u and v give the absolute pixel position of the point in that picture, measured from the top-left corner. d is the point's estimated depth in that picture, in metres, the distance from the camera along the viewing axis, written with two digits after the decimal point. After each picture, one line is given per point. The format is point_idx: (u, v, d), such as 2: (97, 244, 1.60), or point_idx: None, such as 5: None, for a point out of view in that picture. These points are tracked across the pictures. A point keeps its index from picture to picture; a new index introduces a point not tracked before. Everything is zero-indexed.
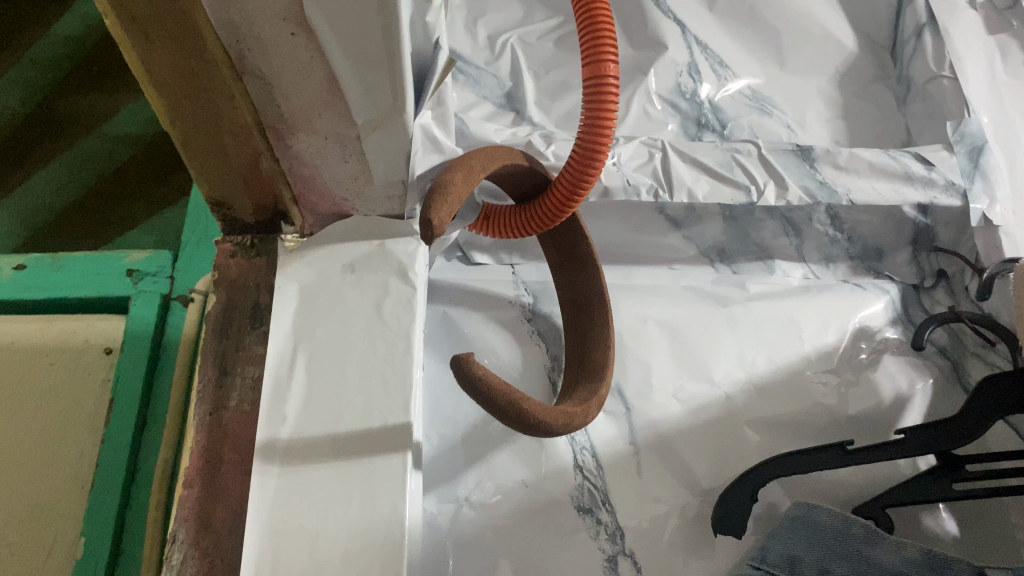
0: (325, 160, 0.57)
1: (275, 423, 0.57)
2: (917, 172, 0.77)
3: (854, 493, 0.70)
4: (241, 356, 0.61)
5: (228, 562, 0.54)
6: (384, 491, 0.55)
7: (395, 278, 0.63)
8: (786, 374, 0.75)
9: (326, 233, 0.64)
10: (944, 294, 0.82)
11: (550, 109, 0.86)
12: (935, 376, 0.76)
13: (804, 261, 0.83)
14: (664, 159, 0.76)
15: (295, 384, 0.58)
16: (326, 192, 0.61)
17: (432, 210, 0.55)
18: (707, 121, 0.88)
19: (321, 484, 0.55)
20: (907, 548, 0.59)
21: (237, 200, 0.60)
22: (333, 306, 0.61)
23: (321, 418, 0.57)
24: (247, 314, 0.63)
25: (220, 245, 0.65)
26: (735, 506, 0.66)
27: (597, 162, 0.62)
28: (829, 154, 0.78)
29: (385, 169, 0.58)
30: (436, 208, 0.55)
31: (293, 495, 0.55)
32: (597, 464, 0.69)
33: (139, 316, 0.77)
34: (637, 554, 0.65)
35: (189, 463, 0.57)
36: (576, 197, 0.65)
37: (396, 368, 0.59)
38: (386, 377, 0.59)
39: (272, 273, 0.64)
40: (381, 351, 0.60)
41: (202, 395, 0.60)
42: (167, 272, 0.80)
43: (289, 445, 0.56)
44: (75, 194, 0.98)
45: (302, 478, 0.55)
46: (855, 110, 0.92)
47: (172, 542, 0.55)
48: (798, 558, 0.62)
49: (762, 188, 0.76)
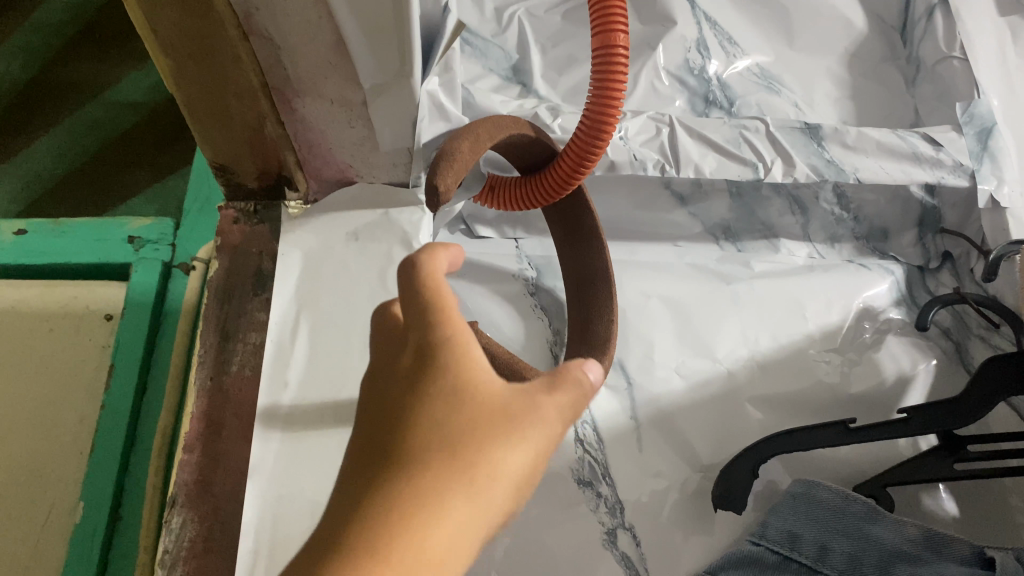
0: (331, 125, 0.57)
1: (277, 388, 0.56)
2: (925, 153, 0.77)
3: (855, 471, 0.70)
4: (243, 323, 0.61)
5: (228, 526, 0.54)
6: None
7: (399, 247, 0.63)
8: (789, 353, 0.75)
9: (330, 200, 0.63)
10: (949, 277, 0.82)
11: (557, 83, 0.86)
12: (938, 358, 0.75)
13: (810, 240, 0.83)
14: (671, 134, 0.76)
15: (298, 350, 0.58)
16: (330, 158, 0.60)
17: (438, 174, 0.55)
18: (715, 98, 0.87)
19: (322, 450, 0.55)
20: (907, 526, 0.60)
21: (241, 164, 0.60)
22: (337, 275, 0.61)
23: (323, 385, 0.57)
24: (250, 281, 0.63)
25: (223, 211, 0.64)
26: (736, 481, 0.65)
27: (605, 134, 0.61)
28: (837, 133, 0.78)
29: (391, 136, 0.57)
30: (443, 172, 0.55)
31: (294, 460, 0.54)
32: (598, 438, 0.69)
33: (140, 282, 0.77)
34: (637, 528, 0.66)
35: (190, 427, 0.57)
36: (583, 169, 0.64)
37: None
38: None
39: (274, 240, 0.64)
40: None
41: (204, 359, 0.59)
42: (169, 239, 0.80)
43: (291, 411, 0.56)
44: (79, 161, 0.98)
45: (303, 445, 0.55)
46: (863, 91, 0.91)
47: (172, 505, 0.55)
48: (799, 535, 0.62)
49: (770, 165, 0.75)
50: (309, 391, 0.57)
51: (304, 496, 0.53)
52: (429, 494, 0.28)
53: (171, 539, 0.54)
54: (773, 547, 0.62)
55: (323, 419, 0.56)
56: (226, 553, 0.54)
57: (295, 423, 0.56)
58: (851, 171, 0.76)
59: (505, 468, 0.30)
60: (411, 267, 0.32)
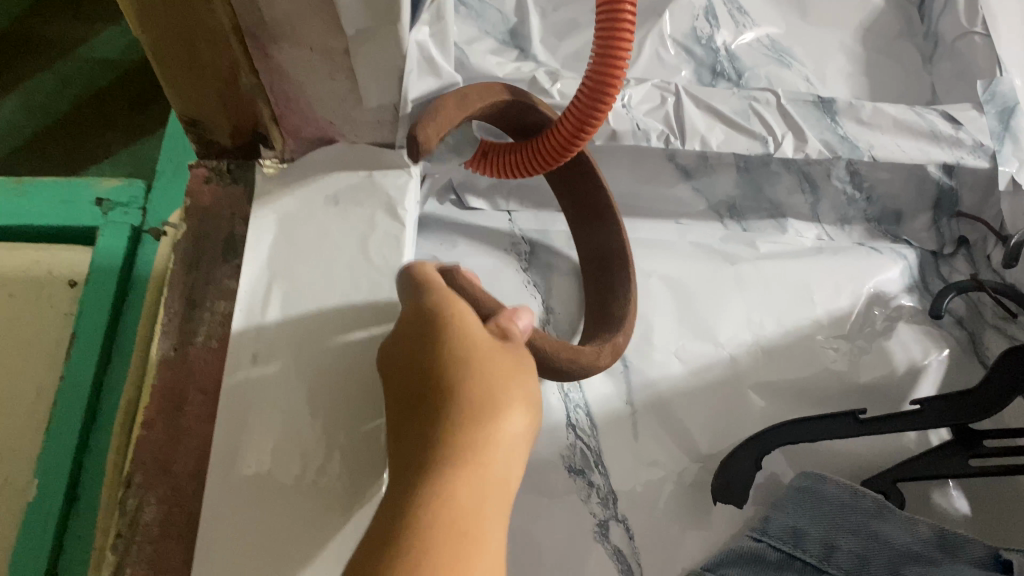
0: (310, 76, 0.52)
1: (241, 364, 0.52)
2: (944, 132, 0.72)
3: (863, 465, 0.66)
4: (211, 290, 0.57)
5: (189, 511, 0.50)
6: (360, 443, 0.50)
7: (383, 213, 0.58)
8: (796, 341, 0.70)
9: (312, 159, 0.59)
10: (963, 263, 0.78)
11: (557, 49, 0.81)
12: (950, 348, 0.71)
13: (818, 221, 0.78)
14: (677, 105, 0.71)
15: (269, 322, 0.53)
16: (310, 113, 0.55)
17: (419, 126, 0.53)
18: (723, 69, 0.82)
19: (288, 435, 0.50)
20: (918, 525, 0.57)
21: (213, 118, 0.55)
22: (314, 240, 0.56)
23: (296, 360, 0.52)
24: (220, 246, 0.58)
25: (193, 169, 0.60)
26: (738, 470, 0.62)
27: (610, 94, 0.56)
28: (852, 108, 0.73)
29: (378, 89, 0.52)
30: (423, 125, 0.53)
31: (257, 447, 0.49)
32: (592, 424, 0.65)
33: (108, 247, 0.72)
34: (631, 520, 0.61)
35: (150, 402, 0.53)
36: (581, 137, 0.60)
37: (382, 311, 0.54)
38: (370, 316, 0.54)
39: (248, 203, 0.59)
40: (364, 293, 0.55)
41: (168, 329, 0.55)
42: (140, 203, 0.75)
43: (259, 394, 0.51)
44: (50, 119, 0.93)
45: (270, 426, 0.50)
46: (878, 67, 0.87)
47: (128, 486, 0.50)
48: (803, 532, 0.58)
49: (780, 140, 0.71)
50: (279, 364, 0.52)
51: (268, 480, 0.49)
52: (478, 388, 0.39)
53: (125, 523, 0.49)
54: (777, 545, 0.58)
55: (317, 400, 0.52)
56: (186, 539, 0.49)
57: (266, 398, 0.51)
58: (866, 148, 0.72)
59: (519, 389, 0.40)
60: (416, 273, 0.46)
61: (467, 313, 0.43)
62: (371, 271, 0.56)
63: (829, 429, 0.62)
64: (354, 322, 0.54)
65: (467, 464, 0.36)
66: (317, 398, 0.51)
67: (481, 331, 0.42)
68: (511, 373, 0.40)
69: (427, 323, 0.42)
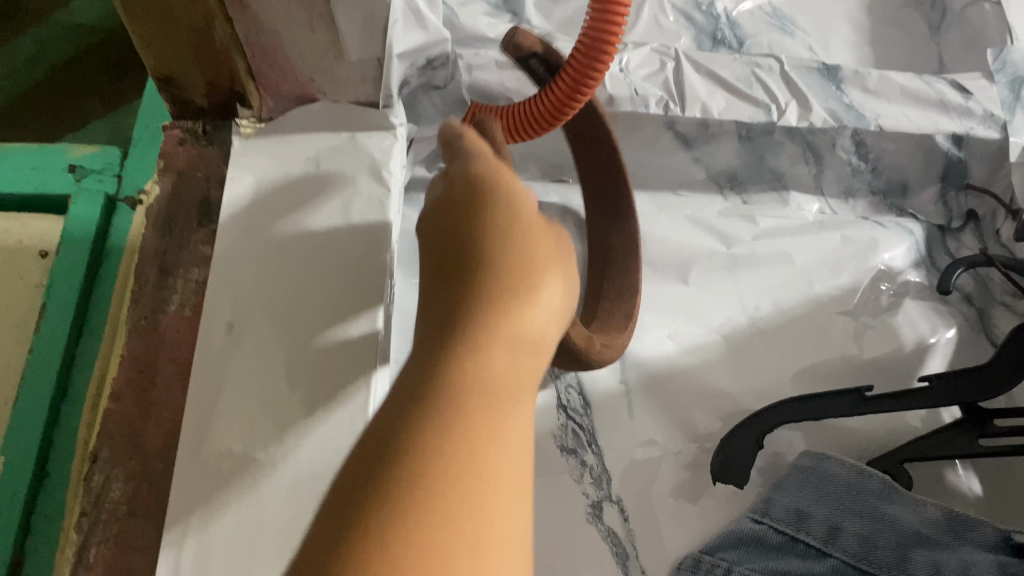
0: (288, 28, 0.48)
1: (219, 314, 0.49)
2: (953, 102, 0.71)
3: (870, 446, 0.63)
4: (185, 257, 0.54)
5: (158, 488, 0.47)
6: (340, 410, 0.47)
7: (366, 176, 0.55)
8: (799, 317, 0.68)
9: (290, 120, 0.55)
10: (972, 238, 0.75)
11: (551, 15, 0.78)
12: (958, 325, 0.69)
13: (821, 194, 0.76)
14: (676, 70, 0.68)
15: (248, 272, 0.51)
16: (288, 70, 0.52)
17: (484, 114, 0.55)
18: (723, 37, 0.79)
19: (267, 379, 0.48)
20: (925, 507, 0.55)
21: (188, 76, 0.52)
22: (291, 203, 0.53)
23: (275, 311, 0.50)
24: (195, 210, 0.55)
25: (167, 130, 0.56)
26: (738, 451, 0.59)
27: (607, 54, 0.54)
28: (858, 76, 0.71)
29: (361, 43, 0.49)
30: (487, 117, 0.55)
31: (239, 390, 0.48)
32: (585, 402, 0.62)
33: (80, 216, 0.69)
34: (625, 502, 0.59)
35: (119, 373, 0.50)
36: (568, 109, 0.58)
37: (366, 276, 0.51)
38: (353, 280, 0.51)
39: (224, 165, 0.56)
40: (345, 248, 0.52)
41: (140, 297, 0.52)
42: (115, 169, 0.72)
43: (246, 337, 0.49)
44: (24, 86, 0.89)
45: (252, 374, 0.48)
46: (884, 38, 0.84)
47: (94, 461, 0.47)
48: (807, 513, 0.56)
49: (784, 108, 0.68)
50: (257, 334, 0.49)
51: (241, 455, 0.46)
52: (522, 267, 0.34)
53: (90, 500, 0.46)
54: (779, 527, 0.55)
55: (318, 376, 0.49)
56: (154, 518, 0.46)
57: (240, 368, 0.48)
58: (872, 118, 0.69)
59: (560, 288, 0.36)
60: (456, 144, 0.41)
61: (514, 190, 0.37)
62: (355, 224, 0.53)
63: (832, 407, 0.60)
64: (336, 280, 0.51)
65: (507, 361, 0.31)
66: (295, 367, 0.48)
67: (530, 220, 0.37)
68: (552, 258, 0.36)
69: (470, 192, 0.36)
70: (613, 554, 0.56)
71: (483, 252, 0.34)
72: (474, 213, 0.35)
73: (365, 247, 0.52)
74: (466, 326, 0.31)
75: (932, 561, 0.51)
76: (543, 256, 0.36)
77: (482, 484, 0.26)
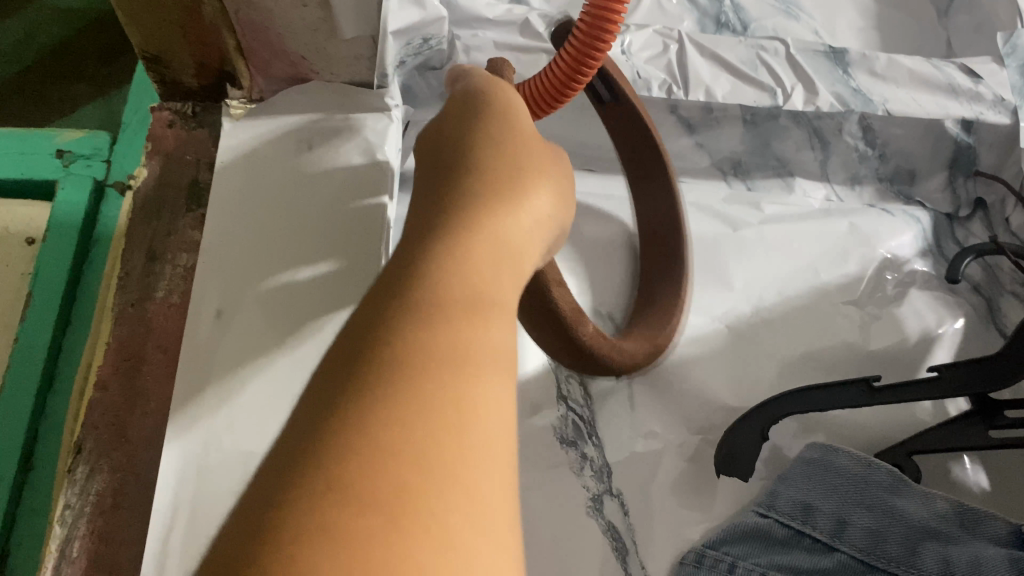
0: (278, 4, 0.46)
1: (211, 269, 0.49)
2: (962, 85, 0.68)
3: (877, 438, 0.62)
4: (173, 242, 0.52)
5: (145, 479, 0.45)
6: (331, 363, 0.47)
7: (360, 157, 0.53)
8: (805, 305, 0.66)
9: (283, 100, 0.54)
10: (980, 227, 0.73)
11: None
12: (966, 315, 0.67)
13: (827, 181, 0.74)
14: (680, 52, 0.66)
15: (240, 228, 0.50)
16: (279, 47, 0.50)
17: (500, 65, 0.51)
18: (727, 20, 0.77)
19: (256, 327, 0.47)
20: (936, 500, 0.53)
21: (176, 55, 0.51)
22: (283, 181, 0.51)
23: (267, 262, 0.49)
24: (183, 194, 0.53)
25: (155, 112, 0.55)
26: (743, 444, 0.58)
27: (610, 33, 0.54)
28: (865, 60, 0.68)
29: (355, 19, 0.47)
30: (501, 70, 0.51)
31: (227, 339, 0.47)
32: (585, 394, 0.60)
33: (67, 201, 0.67)
34: (626, 495, 0.57)
35: (105, 361, 0.48)
36: (557, 100, 0.57)
37: (357, 242, 0.50)
38: (343, 246, 0.50)
39: (214, 148, 0.54)
40: (339, 200, 0.51)
41: (127, 283, 0.51)
42: (104, 155, 0.70)
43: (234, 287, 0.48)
44: (11, 72, 0.87)
45: (242, 322, 0.48)
46: (891, 21, 0.82)
47: (77, 453, 0.46)
48: (814, 507, 0.54)
49: (790, 92, 0.67)
50: (246, 313, 0.48)
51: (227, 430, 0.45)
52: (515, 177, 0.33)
53: (75, 493, 0.45)
54: (785, 521, 0.54)
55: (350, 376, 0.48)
56: (140, 510, 0.45)
57: (228, 347, 0.47)
58: (880, 102, 0.67)
59: (551, 201, 0.34)
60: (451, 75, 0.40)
61: (509, 109, 0.36)
62: (349, 176, 0.52)
63: (837, 398, 0.59)
64: (327, 227, 0.50)
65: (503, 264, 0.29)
66: (287, 321, 0.48)
67: (527, 143, 0.35)
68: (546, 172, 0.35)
69: (465, 111, 0.35)
70: (613, 549, 0.54)
71: (478, 166, 0.32)
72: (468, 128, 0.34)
73: (357, 203, 0.51)
74: (457, 225, 0.29)
75: (942, 556, 0.50)
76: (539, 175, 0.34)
77: (470, 368, 0.24)
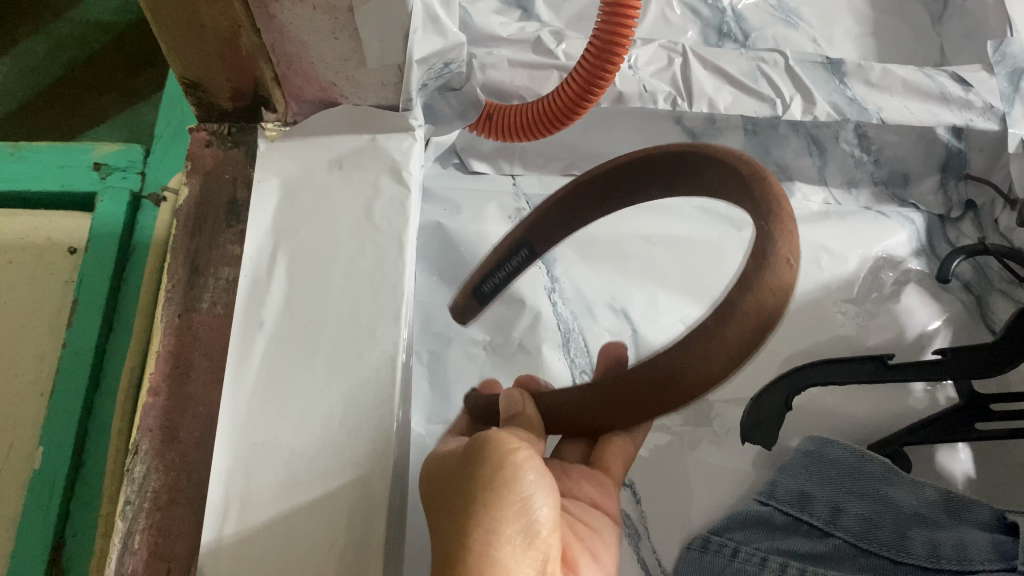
0: (312, 35, 0.50)
1: (251, 330, 0.51)
2: (953, 93, 0.71)
3: (870, 429, 0.66)
4: (215, 256, 0.56)
5: (196, 477, 0.49)
6: (361, 454, 0.48)
7: (387, 176, 0.57)
8: (807, 304, 0.70)
9: (312, 122, 0.57)
10: (971, 227, 0.77)
11: (560, 8, 0.75)
12: (957, 313, 0.71)
13: (825, 185, 0.77)
14: (684, 65, 0.70)
15: (274, 286, 0.53)
16: (312, 74, 0.54)
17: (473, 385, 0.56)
18: (729, 30, 0.81)
19: (298, 387, 0.50)
20: (925, 487, 0.57)
21: (214, 81, 0.55)
22: (317, 204, 0.55)
23: (304, 318, 0.52)
24: (222, 211, 0.57)
25: (194, 133, 0.59)
26: (767, 414, 0.62)
27: (602, 85, 0.59)
28: (861, 70, 0.72)
29: (381, 49, 0.50)
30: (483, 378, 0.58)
31: (270, 401, 0.49)
32: None
33: (106, 213, 0.71)
34: (636, 484, 0.62)
35: (155, 368, 0.52)
36: (562, 123, 0.63)
37: (376, 292, 0.53)
38: (367, 298, 0.52)
39: (249, 166, 0.58)
40: (370, 255, 0.54)
41: (172, 295, 0.55)
42: (138, 166, 0.74)
43: (267, 351, 0.51)
44: (43, 84, 0.95)
45: (283, 387, 0.50)
46: (885, 27, 0.85)
47: (134, 453, 0.50)
48: (810, 495, 0.58)
49: (789, 102, 0.70)
50: (284, 352, 0.51)
51: (281, 449, 0.48)
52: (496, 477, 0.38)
53: (134, 489, 0.49)
54: (784, 509, 0.58)
55: (400, 515, 0.49)
56: (193, 506, 0.49)
57: (272, 360, 0.50)
58: (875, 111, 0.71)
59: (534, 474, 0.40)
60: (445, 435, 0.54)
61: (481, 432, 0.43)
62: (378, 240, 0.54)
63: (856, 371, 0.63)
64: (364, 304, 0.52)
65: (506, 559, 0.36)
66: (327, 388, 0.50)
67: (491, 445, 0.40)
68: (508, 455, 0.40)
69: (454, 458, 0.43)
70: (625, 535, 0.60)
71: (466, 470, 0.40)
72: (461, 457, 0.42)
73: (387, 270, 0.54)
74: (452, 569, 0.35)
75: (931, 540, 0.54)
76: (508, 478, 0.39)
77: None
